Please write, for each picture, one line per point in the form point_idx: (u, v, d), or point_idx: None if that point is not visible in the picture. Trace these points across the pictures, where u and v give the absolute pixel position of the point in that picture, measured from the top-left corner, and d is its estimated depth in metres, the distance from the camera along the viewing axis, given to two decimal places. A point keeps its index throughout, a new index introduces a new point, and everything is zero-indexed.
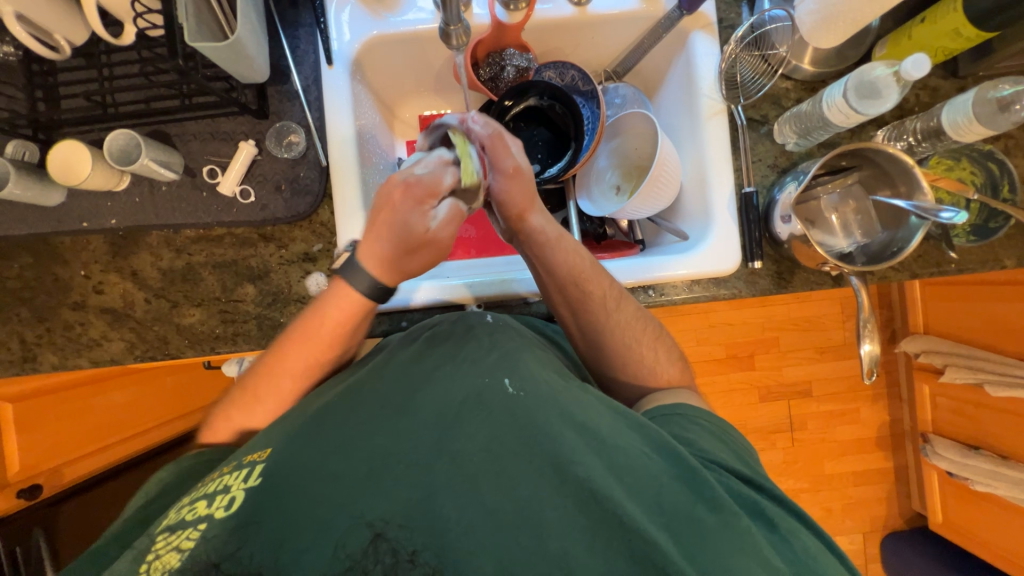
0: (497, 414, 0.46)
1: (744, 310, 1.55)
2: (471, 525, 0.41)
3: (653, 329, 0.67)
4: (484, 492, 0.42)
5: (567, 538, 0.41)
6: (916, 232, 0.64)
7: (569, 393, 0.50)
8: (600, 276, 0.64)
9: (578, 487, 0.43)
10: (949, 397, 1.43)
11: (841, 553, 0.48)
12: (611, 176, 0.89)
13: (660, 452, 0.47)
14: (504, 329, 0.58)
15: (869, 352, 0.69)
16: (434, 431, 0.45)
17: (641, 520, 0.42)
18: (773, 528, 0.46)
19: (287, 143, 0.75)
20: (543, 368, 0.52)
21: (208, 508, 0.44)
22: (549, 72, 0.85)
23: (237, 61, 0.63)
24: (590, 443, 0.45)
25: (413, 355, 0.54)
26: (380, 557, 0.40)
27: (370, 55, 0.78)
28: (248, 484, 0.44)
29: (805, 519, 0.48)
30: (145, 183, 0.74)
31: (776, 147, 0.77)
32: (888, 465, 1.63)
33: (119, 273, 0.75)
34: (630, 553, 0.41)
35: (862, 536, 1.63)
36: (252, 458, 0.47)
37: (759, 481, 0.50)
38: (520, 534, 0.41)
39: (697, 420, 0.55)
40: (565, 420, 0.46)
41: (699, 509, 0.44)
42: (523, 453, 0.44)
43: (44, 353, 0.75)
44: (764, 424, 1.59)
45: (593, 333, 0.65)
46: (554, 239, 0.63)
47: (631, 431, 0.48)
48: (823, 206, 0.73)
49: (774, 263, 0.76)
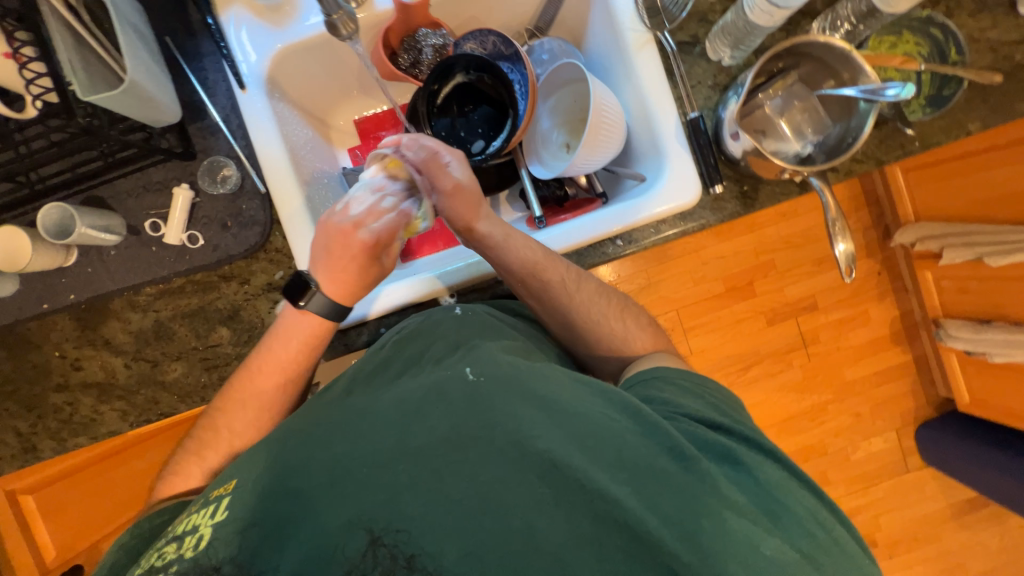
0: (454, 403, 0.45)
1: (732, 239, 1.54)
2: (434, 519, 0.40)
3: (616, 299, 0.69)
4: (445, 484, 0.41)
5: (531, 512, 0.40)
6: (867, 117, 0.62)
7: (530, 370, 0.49)
8: (554, 262, 0.66)
9: (538, 460, 0.42)
10: (951, 277, 1.41)
11: (808, 482, 0.49)
12: (558, 135, 0.87)
13: (623, 412, 0.47)
14: (467, 320, 0.59)
15: (844, 250, 0.68)
16: (396, 429, 0.44)
17: (603, 480, 0.41)
18: (738, 467, 0.46)
19: (221, 178, 0.73)
20: (503, 352, 0.52)
21: (177, 550, 0.43)
22: (469, 43, 0.81)
23: (141, 104, 0.62)
24: (551, 416, 0.44)
25: (381, 361, 0.56)
26: (380, 559, 0.39)
27: (282, 70, 0.75)
28: (215, 519, 0.44)
29: (772, 454, 0.49)
30: (94, 252, 0.72)
31: (713, 66, 0.74)
32: (906, 357, 1.63)
33: (93, 346, 0.74)
34: (594, 514, 0.40)
35: (895, 432, 1.63)
36: (218, 493, 0.47)
37: (725, 423, 0.50)
38: (484, 518, 0.40)
39: (672, 380, 0.55)
40: (524, 396, 0.45)
41: (665, 460, 0.44)
42: (479, 438, 0.43)
43: (42, 440, 0.75)
44: (776, 347, 1.58)
45: (558, 316, 0.68)
46: (503, 237, 0.66)
47: (595, 396, 0.48)
48: (769, 112, 0.71)
49: (736, 183, 0.74)
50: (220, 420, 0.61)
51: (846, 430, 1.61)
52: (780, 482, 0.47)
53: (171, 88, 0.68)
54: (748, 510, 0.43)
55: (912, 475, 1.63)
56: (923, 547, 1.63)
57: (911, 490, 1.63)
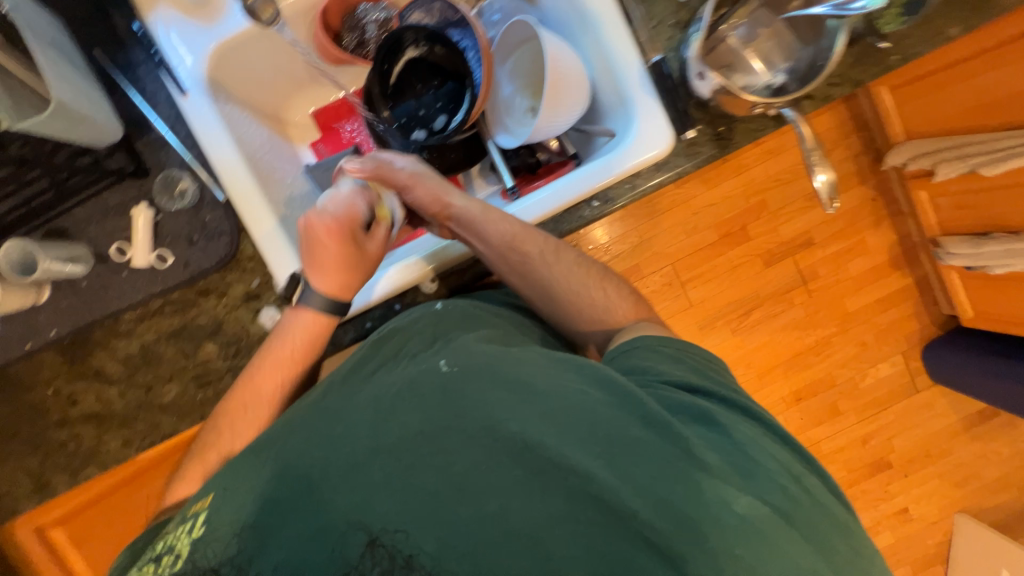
0: (425, 395, 0.45)
1: (720, 184, 1.50)
2: (406, 513, 0.41)
3: (597, 268, 0.68)
4: (419, 477, 0.41)
5: (503, 496, 0.41)
6: (838, 35, 0.58)
7: (502, 356, 0.48)
8: (533, 235, 0.66)
9: (510, 443, 0.42)
10: (946, 193, 1.38)
11: (788, 440, 0.48)
12: (522, 101, 0.82)
13: (598, 384, 0.46)
14: (447, 313, 0.59)
15: (825, 181, 0.66)
16: (371, 423, 0.44)
17: (576, 457, 0.41)
18: (714, 428, 0.46)
19: (178, 192, 0.71)
20: (475, 340, 0.51)
21: (156, 571, 0.44)
22: (415, 14, 0.77)
23: (77, 127, 0.59)
24: (519, 398, 0.44)
25: (357, 360, 0.55)
26: (378, 559, 0.40)
27: (222, 68, 0.72)
28: (192, 537, 0.44)
29: (751, 413, 0.49)
30: (65, 284, 0.71)
31: (672, 3, 0.70)
32: (908, 280, 1.61)
33: (85, 378, 0.74)
34: (568, 491, 0.41)
35: (902, 356, 1.64)
36: (195, 509, 0.47)
37: (703, 388, 0.50)
38: (456, 506, 0.41)
39: (652, 347, 0.54)
40: (493, 381, 0.45)
41: (637, 428, 0.43)
42: (451, 428, 0.43)
43: (54, 476, 0.76)
44: (775, 287, 1.57)
45: (542, 292, 0.66)
46: (482, 213, 0.66)
47: (570, 372, 0.47)
48: (734, 45, 0.68)
49: (710, 125, 0.71)
50: (225, 436, 0.62)
51: (852, 359, 1.62)
52: (757, 439, 0.46)
53: (107, 105, 0.65)
54: (725, 472, 0.43)
55: (921, 395, 1.65)
56: (937, 462, 1.67)
57: (920, 409, 1.65)
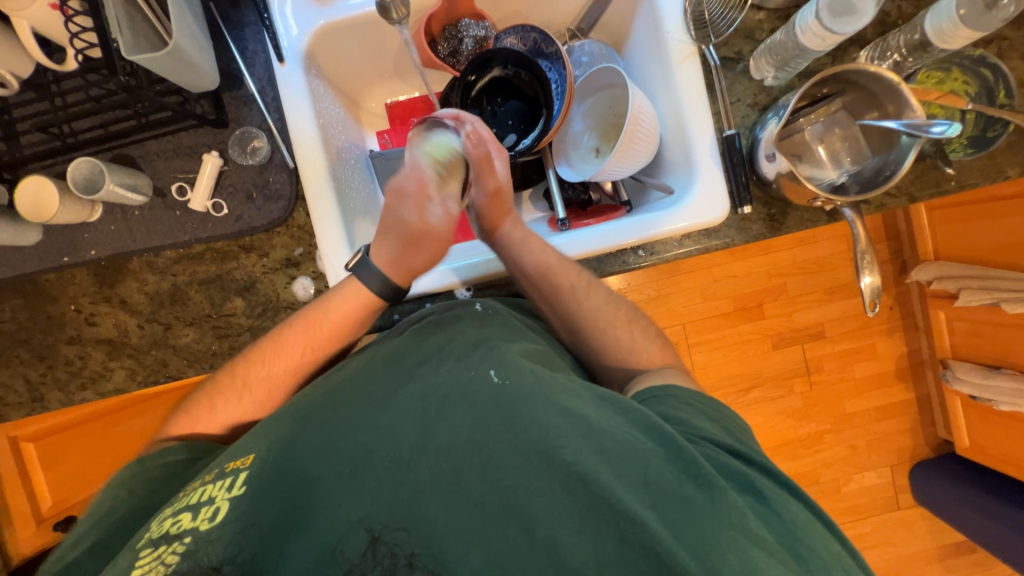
0: (480, 404, 0.48)
1: (747, 259, 1.53)
2: (456, 522, 0.42)
3: (626, 311, 0.69)
4: (468, 486, 0.44)
5: (556, 526, 0.42)
6: (908, 151, 0.61)
7: (552, 378, 0.52)
8: (568, 268, 0.68)
9: (563, 471, 0.44)
10: (965, 320, 1.40)
11: (827, 519, 0.50)
12: (589, 139, 0.86)
13: (648, 432, 0.49)
14: (488, 320, 0.62)
15: (868, 284, 0.68)
16: (420, 422, 0.48)
17: (630, 502, 0.43)
18: (764, 501, 0.47)
19: (251, 150, 0.73)
20: (529, 359, 0.53)
21: (192, 521, 0.46)
22: (509, 39, 0.80)
23: (182, 69, 0.63)
24: (575, 428, 0.47)
25: (398, 351, 0.59)
26: (380, 558, 0.41)
27: (322, 45, 0.75)
28: (233, 493, 0.47)
29: (793, 488, 0.50)
30: (118, 210, 0.73)
31: (754, 85, 0.74)
32: (909, 395, 1.61)
33: (108, 304, 0.75)
34: (620, 535, 0.42)
35: (889, 469, 1.62)
36: (235, 467, 0.50)
37: (749, 454, 0.51)
38: (508, 526, 0.42)
39: (683, 399, 0.56)
40: (550, 405, 0.48)
41: (689, 486, 0.45)
42: (508, 444, 0.45)
43: (50, 391, 0.75)
44: (780, 371, 1.57)
45: (567, 320, 0.68)
46: (523, 240, 0.69)
47: (619, 415, 0.50)
48: (808, 138, 0.71)
49: (765, 205, 0.73)
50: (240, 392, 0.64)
51: (840, 461, 1.60)
52: (805, 517, 0.48)
53: (211, 53, 0.69)
54: (775, 547, 0.44)
55: (901, 513, 1.62)
56: None
57: (898, 528, 1.62)
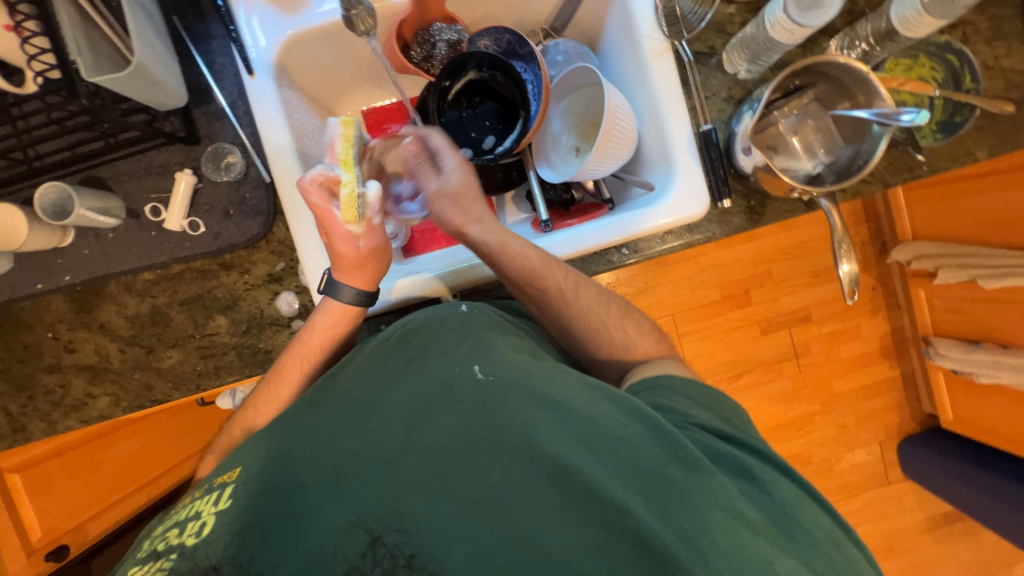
0: (466, 403, 0.48)
1: (731, 247, 1.54)
2: (443, 521, 0.42)
3: (617, 306, 0.69)
4: (454, 486, 0.44)
5: (541, 520, 0.43)
6: (879, 140, 0.62)
7: (540, 372, 0.52)
8: (555, 267, 0.66)
9: (548, 464, 0.44)
10: (944, 297, 1.43)
11: (817, 494, 0.51)
12: (568, 139, 0.86)
13: (635, 419, 0.49)
14: (472, 317, 0.60)
15: (848, 271, 0.69)
16: (405, 425, 0.48)
17: (616, 490, 0.43)
18: (752, 481, 0.49)
19: (225, 165, 0.72)
20: (515, 355, 0.54)
21: (179, 537, 0.45)
22: (483, 40, 0.80)
23: (147, 88, 0.61)
24: (561, 419, 0.47)
25: (384, 353, 0.57)
26: (379, 560, 0.41)
27: (292, 55, 0.74)
28: (220, 506, 0.46)
29: (782, 468, 0.51)
30: (91, 233, 0.71)
31: (728, 79, 0.74)
32: (895, 372, 1.65)
33: (87, 329, 0.73)
34: (606, 523, 0.42)
35: (878, 445, 1.66)
36: (222, 480, 0.50)
37: (735, 436, 0.53)
38: (494, 522, 0.42)
39: (681, 389, 0.57)
40: (535, 400, 0.48)
41: (676, 468, 0.46)
42: (493, 441, 0.46)
43: (32, 421, 0.74)
44: (768, 356, 1.60)
45: (557, 317, 0.67)
46: (503, 241, 0.67)
47: (607, 402, 0.51)
48: (782, 130, 0.71)
49: (744, 198, 0.74)
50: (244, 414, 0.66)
51: (831, 440, 1.64)
52: (791, 493, 0.49)
53: (177, 69, 0.67)
54: (763, 525, 0.45)
55: (892, 487, 1.66)
56: (898, 557, 1.67)
57: (889, 502, 1.67)
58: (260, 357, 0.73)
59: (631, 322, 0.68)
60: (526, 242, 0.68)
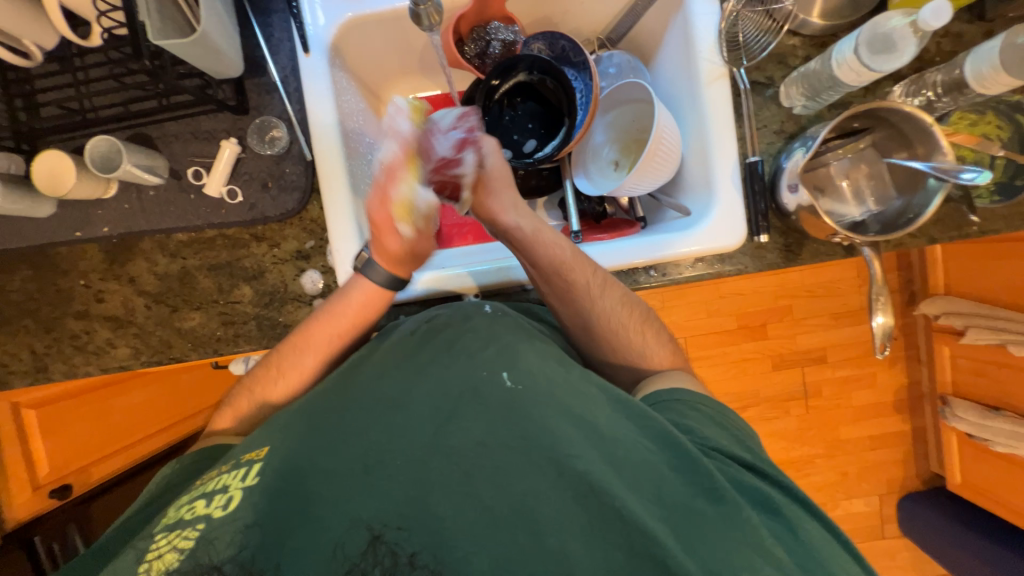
0: (493, 409, 0.50)
1: (755, 278, 1.51)
2: (462, 522, 0.44)
3: (639, 311, 0.66)
4: (479, 489, 0.45)
5: (565, 534, 0.44)
6: (933, 196, 0.60)
7: (568, 385, 0.52)
8: (583, 264, 0.65)
9: (574, 479, 0.45)
10: (970, 358, 1.39)
11: (842, 536, 0.50)
12: (609, 152, 0.86)
13: (661, 443, 0.49)
14: (499, 321, 0.61)
15: (881, 324, 0.67)
16: (432, 424, 0.49)
17: (641, 514, 0.44)
18: (775, 515, 0.48)
19: (269, 139, 0.72)
20: (543, 365, 0.54)
21: (207, 507, 0.47)
22: (537, 44, 0.79)
23: (207, 56, 0.62)
24: (586, 436, 0.48)
25: (414, 347, 0.59)
26: (379, 558, 0.43)
27: (348, 37, 0.74)
28: (246, 484, 0.48)
29: (806, 504, 0.50)
30: (133, 189, 0.72)
31: (782, 112, 0.72)
32: (906, 427, 1.61)
33: (117, 281, 0.75)
34: (629, 546, 0.43)
35: (878, 498, 1.62)
36: (250, 458, 0.51)
37: (759, 465, 0.52)
38: (517, 531, 0.44)
39: (694, 404, 0.57)
40: (563, 414, 0.49)
41: (701, 500, 0.46)
42: (521, 450, 0.47)
43: (54, 362, 0.76)
44: (778, 393, 1.57)
45: (578, 315, 0.66)
46: (534, 232, 0.65)
47: (631, 423, 0.50)
48: (833, 172, 0.70)
49: (782, 235, 0.72)
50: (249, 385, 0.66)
51: (830, 486, 1.61)
52: (811, 528, 0.49)
53: (236, 39, 0.68)
54: (789, 564, 0.44)
55: (886, 542, 1.63)
56: None
57: (881, 556, 1.63)
58: (279, 331, 0.74)
59: (654, 340, 0.66)
60: (557, 235, 0.66)
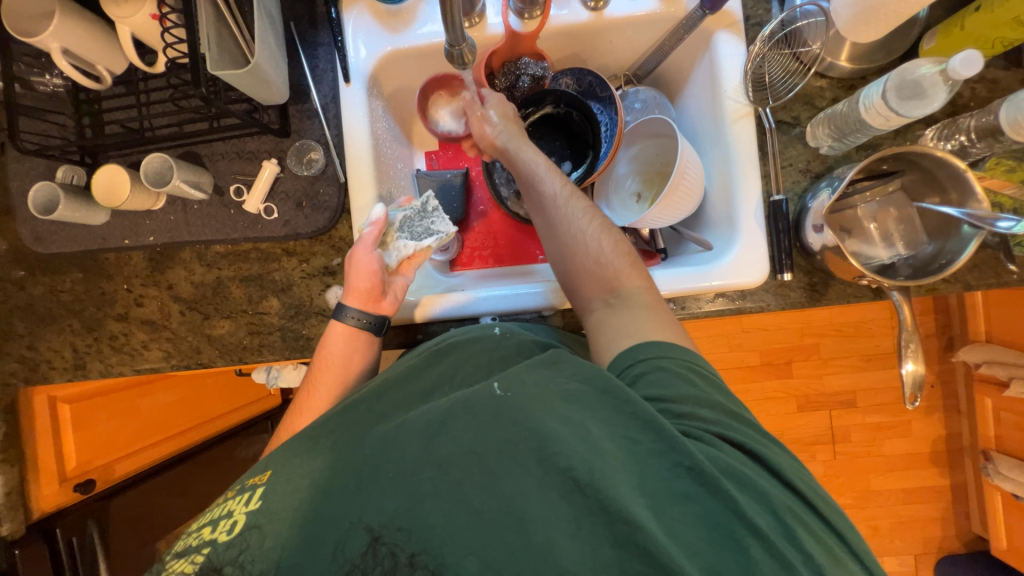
0: (479, 415, 0.49)
1: (780, 314, 1.47)
2: (454, 529, 0.44)
3: (600, 220, 0.65)
4: (467, 495, 0.45)
5: (552, 531, 0.43)
6: (969, 242, 0.59)
7: (550, 384, 0.52)
8: (558, 177, 0.68)
9: (560, 477, 0.44)
10: (1015, 412, 1.29)
11: (848, 542, 0.46)
12: (632, 184, 0.88)
13: (647, 427, 0.47)
14: (503, 341, 0.62)
15: (911, 371, 0.64)
16: (426, 436, 0.49)
17: (627, 503, 0.42)
18: (775, 514, 0.44)
19: (307, 161, 0.77)
20: (530, 370, 0.54)
21: (212, 533, 0.49)
22: (565, 79, 0.82)
23: (257, 85, 0.68)
24: (570, 428, 0.47)
25: (405, 372, 0.61)
26: (380, 558, 0.44)
27: (386, 69, 0.79)
28: (249, 507, 0.50)
29: (807, 500, 0.47)
30: (179, 202, 0.77)
31: (808, 151, 0.72)
32: (944, 482, 1.50)
33: (156, 287, 0.79)
34: (615, 538, 0.42)
35: (912, 557, 1.52)
36: (254, 482, 0.53)
37: (756, 451, 0.49)
38: (504, 530, 0.43)
39: (683, 376, 0.53)
40: (547, 410, 0.48)
41: (688, 483, 0.45)
42: (509, 449, 0.46)
43: (92, 361, 0.80)
44: (802, 435, 1.50)
45: (548, 225, 0.66)
46: (521, 143, 0.71)
47: (614, 410, 0.49)
48: (861, 215, 0.67)
49: (806, 274, 0.71)
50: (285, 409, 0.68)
51: None
52: (810, 528, 0.45)
53: (284, 69, 0.73)
54: (779, 550, 0.42)
55: None
56: None
57: None
58: (301, 343, 0.77)
59: (611, 247, 0.63)
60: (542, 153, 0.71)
